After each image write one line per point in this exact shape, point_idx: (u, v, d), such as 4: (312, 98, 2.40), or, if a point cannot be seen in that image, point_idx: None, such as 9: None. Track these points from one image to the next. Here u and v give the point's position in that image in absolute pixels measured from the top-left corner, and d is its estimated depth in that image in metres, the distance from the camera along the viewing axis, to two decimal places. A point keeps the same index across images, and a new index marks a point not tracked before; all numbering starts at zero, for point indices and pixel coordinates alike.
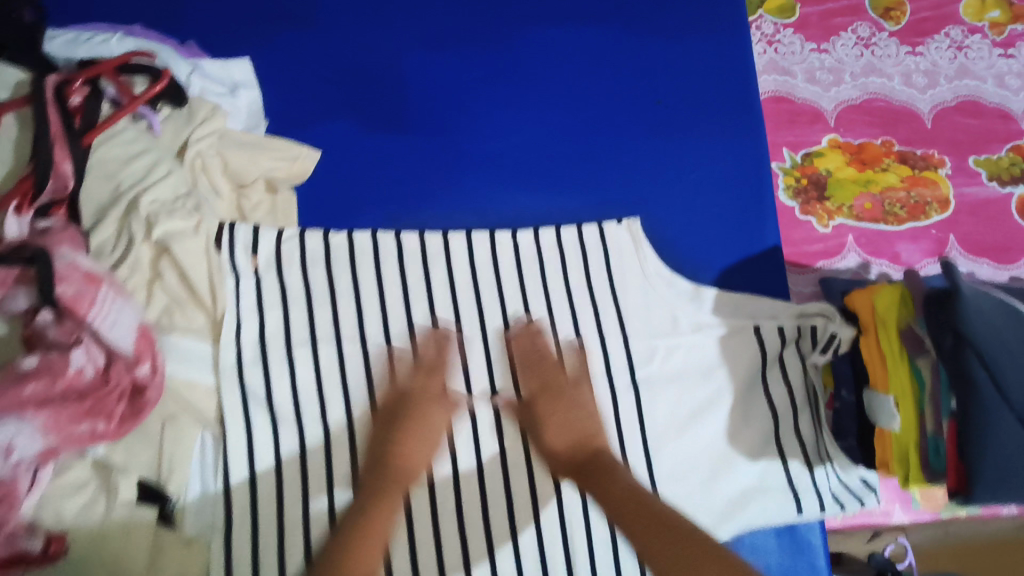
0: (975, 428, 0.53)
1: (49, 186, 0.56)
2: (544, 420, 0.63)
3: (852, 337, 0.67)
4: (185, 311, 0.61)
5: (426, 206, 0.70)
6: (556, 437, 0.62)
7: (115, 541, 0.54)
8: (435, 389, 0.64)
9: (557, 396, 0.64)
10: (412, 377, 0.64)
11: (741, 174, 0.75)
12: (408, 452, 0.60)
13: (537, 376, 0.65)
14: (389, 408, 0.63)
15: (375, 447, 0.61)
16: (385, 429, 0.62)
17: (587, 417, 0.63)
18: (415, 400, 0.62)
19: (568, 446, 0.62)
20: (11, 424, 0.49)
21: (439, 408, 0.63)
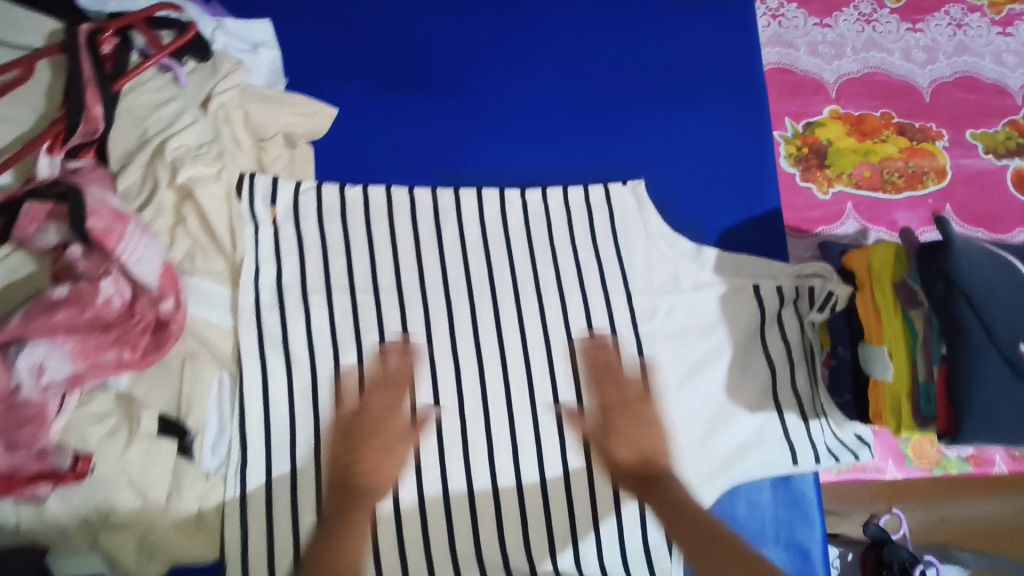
0: (963, 369, 0.55)
1: (80, 130, 0.59)
2: (615, 433, 0.65)
3: (848, 295, 0.69)
4: (206, 255, 0.63)
5: (439, 165, 0.72)
6: (627, 450, 0.65)
7: (137, 468, 0.56)
8: (391, 404, 0.64)
9: (630, 410, 0.67)
10: (366, 394, 0.64)
11: (743, 139, 0.77)
12: (369, 469, 0.62)
13: (610, 391, 0.67)
14: (348, 427, 0.63)
15: (339, 465, 0.62)
16: (346, 445, 0.63)
17: (653, 436, 0.66)
18: (372, 417, 0.63)
19: (635, 459, 0.64)
20: (42, 346, 0.51)
21: (397, 424, 0.64)
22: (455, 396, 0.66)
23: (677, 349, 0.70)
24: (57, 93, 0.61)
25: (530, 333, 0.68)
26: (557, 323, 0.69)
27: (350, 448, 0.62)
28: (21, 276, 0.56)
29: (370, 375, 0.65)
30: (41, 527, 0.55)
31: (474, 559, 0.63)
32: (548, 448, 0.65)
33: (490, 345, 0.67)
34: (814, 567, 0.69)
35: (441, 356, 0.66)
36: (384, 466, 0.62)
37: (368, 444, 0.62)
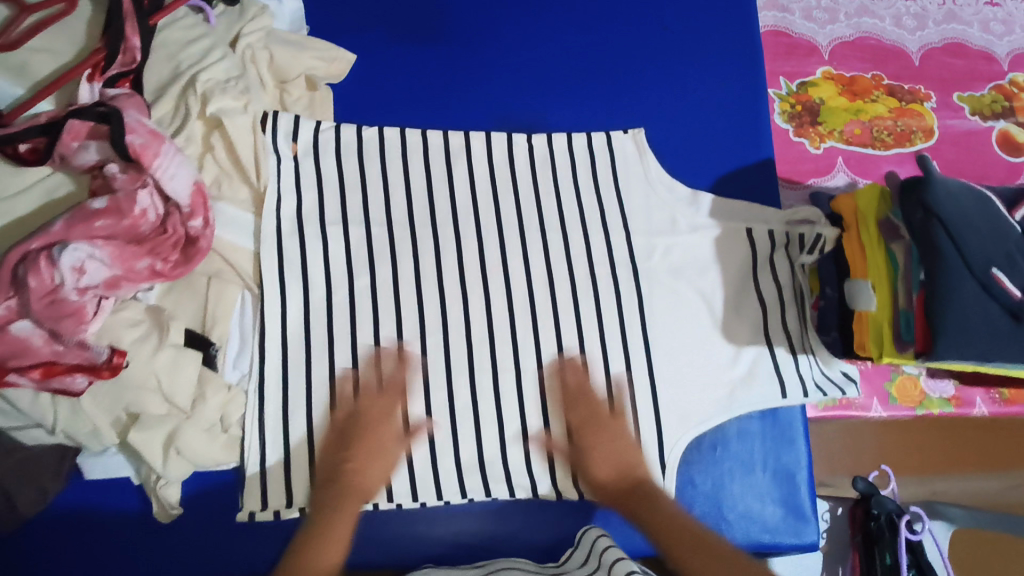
0: (941, 292, 0.59)
1: (119, 60, 0.63)
2: (589, 454, 0.67)
3: (836, 237, 0.73)
4: (232, 183, 0.68)
5: (449, 112, 0.77)
6: (601, 469, 0.67)
7: (165, 372, 0.60)
8: (382, 409, 0.66)
9: (600, 427, 0.68)
10: (359, 400, 0.66)
11: (738, 94, 0.81)
12: (363, 471, 0.64)
13: (580, 411, 0.68)
14: (340, 430, 0.65)
15: (325, 461, 0.64)
16: (337, 443, 0.65)
17: (629, 449, 0.68)
18: (365, 422, 0.65)
19: (613, 473, 0.67)
20: (83, 249, 0.55)
21: (388, 428, 0.66)
22: (462, 323, 0.69)
23: (676, 286, 0.73)
24: (96, 29, 0.66)
25: (534, 267, 0.72)
26: (560, 258, 0.72)
27: (343, 447, 0.64)
28: (60, 196, 0.62)
29: (285, 368, 0.66)
30: (75, 427, 0.59)
31: (477, 470, 0.67)
32: (549, 374, 0.69)
33: (495, 277, 0.71)
34: (800, 493, 0.73)
35: (449, 286, 0.70)
36: (374, 465, 0.64)
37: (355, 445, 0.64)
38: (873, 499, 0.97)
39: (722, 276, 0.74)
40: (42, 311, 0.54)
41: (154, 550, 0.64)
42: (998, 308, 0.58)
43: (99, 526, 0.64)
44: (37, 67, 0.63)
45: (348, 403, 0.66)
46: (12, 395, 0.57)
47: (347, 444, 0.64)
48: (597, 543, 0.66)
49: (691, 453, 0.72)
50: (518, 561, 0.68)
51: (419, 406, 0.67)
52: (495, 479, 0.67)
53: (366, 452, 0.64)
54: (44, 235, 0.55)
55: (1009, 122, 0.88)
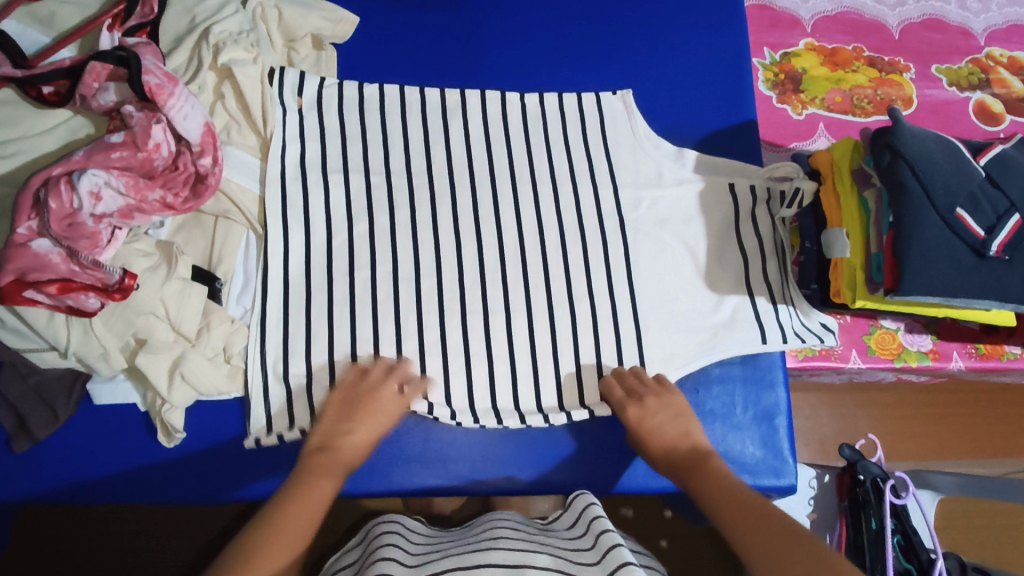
0: (908, 228, 0.62)
1: (137, 12, 0.68)
2: (642, 429, 0.68)
3: (813, 190, 0.75)
4: (241, 131, 0.72)
5: (447, 72, 0.81)
6: (655, 442, 0.68)
7: (172, 299, 0.64)
8: (386, 394, 0.66)
9: (650, 401, 0.69)
10: (361, 381, 0.66)
11: (722, 58, 0.85)
12: (355, 441, 0.64)
13: (628, 386, 0.70)
14: (340, 403, 0.66)
15: (326, 430, 0.64)
16: (331, 433, 0.64)
17: (679, 419, 0.69)
18: (364, 400, 0.66)
19: (669, 445, 0.68)
20: (100, 176, 0.59)
21: (386, 406, 0.66)
22: (455, 266, 0.72)
23: (661, 237, 0.77)
24: None
25: (525, 215, 0.75)
26: (549, 206, 0.75)
27: (338, 419, 0.65)
28: (80, 137, 0.67)
29: (287, 303, 0.69)
30: (85, 348, 0.61)
31: (468, 411, 0.69)
32: (538, 316, 0.72)
33: (487, 222, 0.74)
34: (779, 435, 0.76)
35: (443, 229, 0.73)
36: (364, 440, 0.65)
37: (349, 438, 0.64)
38: (859, 465, 0.94)
39: (707, 226, 0.78)
40: (60, 232, 0.58)
41: (160, 470, 0.67)
42: (961, 245, 0.62)
43: (105, 448, 0.67)
44: (63, 18, 0.69)
45: (349, 394, 0.66)
46: (29, 316, 0.60)
47: (344, 416, 0.65)
48: (586, 511, 0.69)
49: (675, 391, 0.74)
50: (505, 518, 0.72)
51: (413, 344, 0.69)
52: (483, 417, 0.70)
53: (360, 426, 0.65)
54: (65, 163, 0.60)
55: (986, 93, 0.91)
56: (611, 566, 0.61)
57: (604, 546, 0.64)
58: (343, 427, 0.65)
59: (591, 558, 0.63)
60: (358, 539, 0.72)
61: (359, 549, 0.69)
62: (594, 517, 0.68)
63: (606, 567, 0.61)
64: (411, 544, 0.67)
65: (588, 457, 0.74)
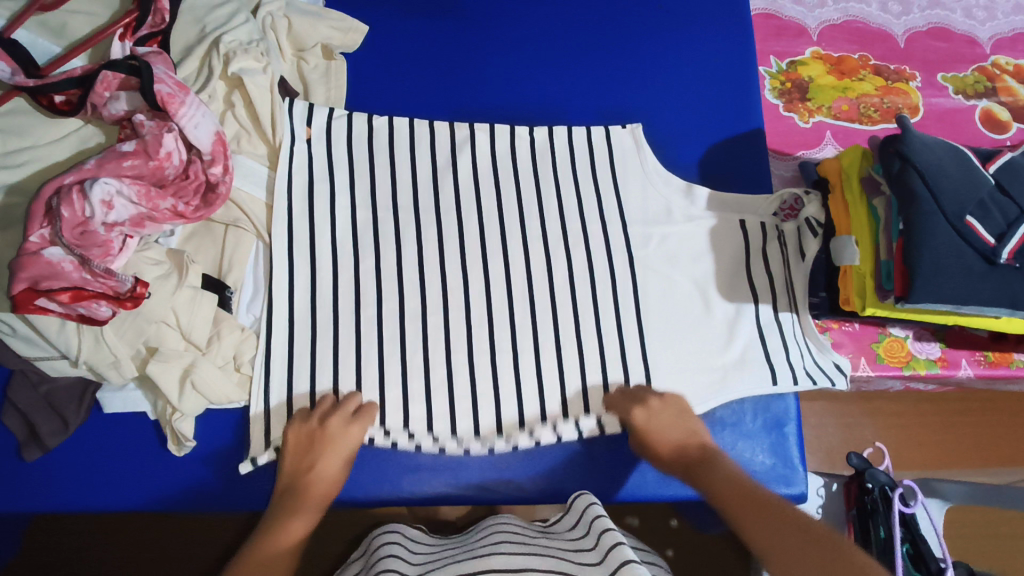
0: (918, 236, 0.62)
1: (150, 21, 0.68)
2: (648, 431, 0.68)
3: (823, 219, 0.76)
4: (251, 140, 0.73)
5: (456, 80, 0.82)
6: (662, 443, 0.68)
7: (183, 309, 0.64)
8: (334, 430, 0.64)
9: (654, 407, 0.68)
10: (315, 417, 0.64)
11: (729, 67, 0.86)
12: (316, 478, 0.63)
13: (632, 393, 0.70)
14: (298, 437, 0.64)
15: (292, 462, 0.64)
16: (296, 467, 0.64)
17: (685, 423, 0.68)
18: (318, 438, 0.64)
19: (675, 447, 0.67)
20: (113, 184, 0.59)
21: (337, 442, 0.64)
22: (461, 278, 0.72)
23: (666, 245, 0.77)
24: None
25: (529, 224, 0.75)
26: (555, 215, 0.76)
27: (298, 454, 0.64)
28: (91, 145, 0.67)
29: (293, 315, 0.68)
30: (97, 356, 0.62)
31: (470, 426, 0.69)
32: (544, 328, 0.72)
33: (492, 231, 0.74)
34: (789, 445, 0.75)
35: (449, 239, 0.73)
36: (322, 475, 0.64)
37: (310, 472, 0.64)
38: (866, 472, 0.92)
39: (717, 264, 0.77)
40: (72, 240, 0.57)
41: (165, 484, 0.67)
42: (973, 253, 0.62)
43: (110, 459, 0.67)
44: (75, 27, 0.69)
45: (305, 430, 0.64)
46: (40, 325, 0.60)
47: (304, 452, 0.64)
48: (588, 511, 0.68)
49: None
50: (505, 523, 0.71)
51: (418, 359, 0.69)
52: (486, 430, 0.69)
53: (316, 462, 0.64)
54: (77, 171, 0.60)
55: (992, 101, 0.91)
56: (612, 566, 0.60)
57: (605, 546, 0.63)
58: (303, 465, 0.64)
59: (593, 558, 0.62)
60: (361, 552, 0.71)
61: (363, 562, 0.69)
62: (595, 515, 0.66)
63: (608, 566, 0.60)
64: (412, 554, 0.67)
65: (593, 470, 0.73)
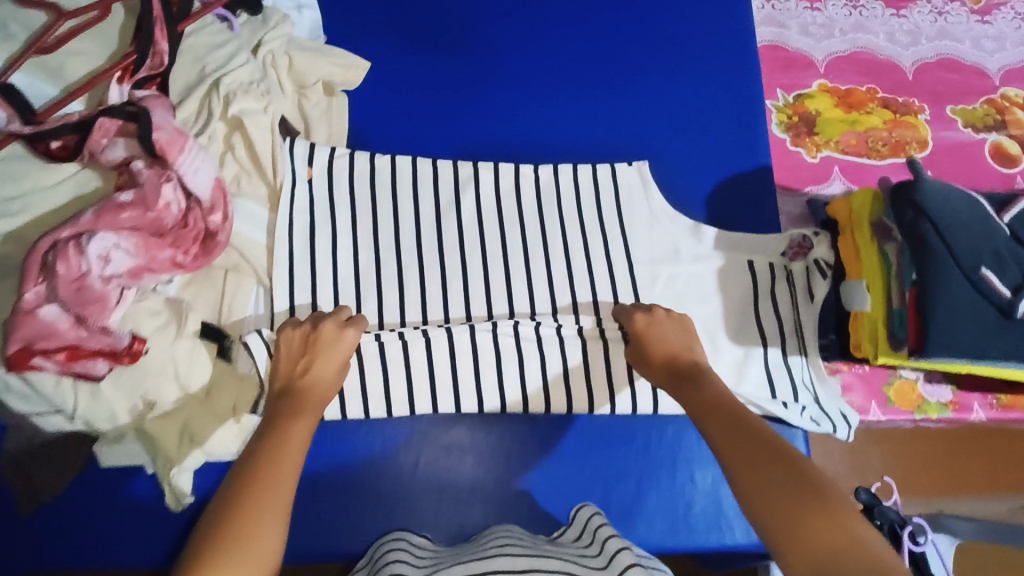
0: (932, 286, 0.61)
1: (148, 63, 0.66)
2: (647, 337, 0.68)
3: (832, 261, 0.75)
4: (251, 181, 0.71)
5: (458, 117, 0.80)
6: (658, 350, 0.67)
7: (183, 359, 0.62)
8: (328, 333, 0.64)
9: (657, 316, 0.69)
10: (309, 323, 0.65)
11: (736, 102, 0.85)
12: (307, 377, 0.62)
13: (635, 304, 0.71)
14: (292, 339, 0.64)
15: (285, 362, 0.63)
16: (287, 369, 0.63)
17: (684, 337, 0.68)
18: (314, 339, 0.64)
19: (670, 356, 0.67)
20: (111, 237, 0.58)
21: (326, 344, 0.64)
22: (466, 322, 0.71)
23: (673, 286, 0.75)
24: (128, 33, 0.70)
25: (534, 266, 0.74)
26: (561, 257, 0.75)
27: (292, 356, 0.63)
28: (89, 190, 0.65)
29: None
30: (94, 412, 0.60)
31: None
32: (553, 373, 0.71)
33: (496, 274, 0.73)
34: None
35: (453, 284, 0.72)
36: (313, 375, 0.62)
37: (302, 375, 0.62)
38: (875, 509, 0.88)
39: (725, 304, 0.76)
40: (68, 297, 0.56)
41: (164, 537, 0.66)
42: (988, 307, 0.60)
43: (110, 511, 0.66)
44: (72, 69, 0.67)
45: (300, 333, 0.64)
46: (35, 380, 0.58)
47: (296, 352, 0.64)
48: (591, 521, 0.66)
49: (679, 425, 0.74)
50: (508, 529, 0.67)
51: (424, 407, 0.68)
52: None
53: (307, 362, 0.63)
54: (73, 225, 0.57)
55: (1002, 134, 0.90)
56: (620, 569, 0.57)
57: (611, 551, 0.60)
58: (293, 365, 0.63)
59: (597, 563, 0.59)
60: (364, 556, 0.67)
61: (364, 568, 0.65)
62: (598, 525, 0.65)
63: (615, 569, 0.57)
64: (416, 560, 0.63)
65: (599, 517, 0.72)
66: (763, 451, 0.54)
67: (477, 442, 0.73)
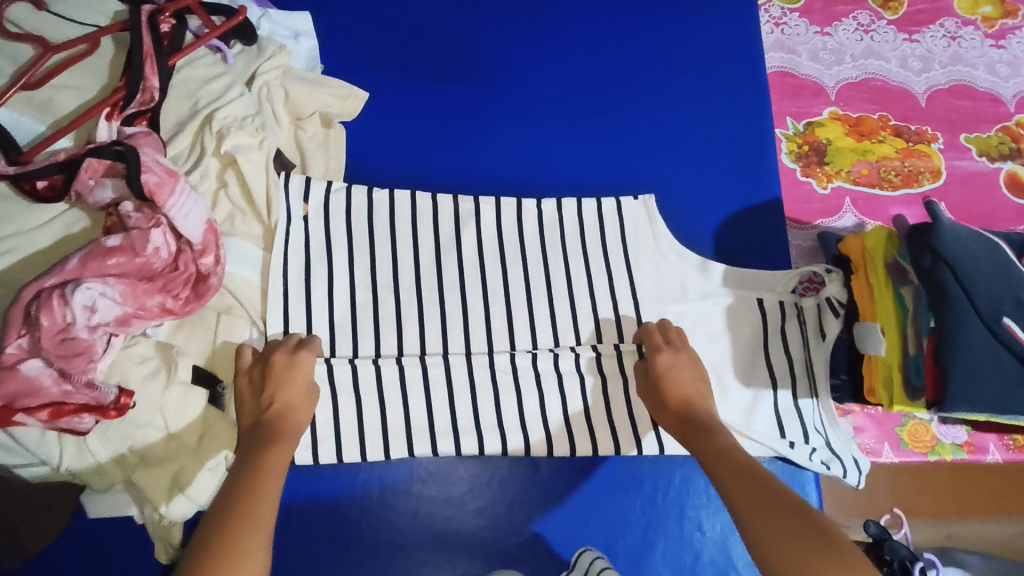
0: (951, 336, 0.59)
1: (138, 98, 0.64)
2: (663, 373, 0.67)
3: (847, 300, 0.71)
4: (245, 219, 0.69)
5: (459, 148, 0.78)
6: (673, 389, 0.66)
7: (172, 408, 0.60)
8: (284, 359, 0.63)
9: (677, 353, 0.68)
10: (272, 350, 0.64)
11: (745, 131, 0.82)
12: (278, 410, 0.61)
13: (654, 337, 0.69)
14: (253, 370, 0.63)
15: (251, 394, 0.62)
16: (255, 404, 0.62)
17: (698, 379, 0.67)
18: (274, 368, 0.63)
19: (682, 397, 0.65)
20: (96, 286, 0.55)
21: (288, 372, 0.63)
22: (466, 365, 0.68)
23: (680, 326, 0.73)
24: (119, 68, 0.67)
25: (537, 305, 0.72)
26: (565, 297, 0.72)
27: (258, 388, 0.62)
28: (76, 231, 0.63)
29: None
30: (81, 463, 0.58)
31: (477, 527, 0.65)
32: (554, 416, 0.69)
33: (498, 314, 0.71)
34: None
35: (453, 324, 0.70)
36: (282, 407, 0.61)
37: (269, 408, 0.61)
38: (886, 545, 0.79)
39: (733, 345, 0.73)
40: (52, 349, 0.54)
41: None
42: (1009, 356, 0.58)
43: (100, 563, 0.64)
44: (60, 103, 0.65)
45: (260, 363, 0.63)
46: (19, 433, 0.56)
47: (262, 384, 0.62)
48: (593, 565, 0.64)
49: (686, 470, 0.72)
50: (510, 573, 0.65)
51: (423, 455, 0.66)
52: None
53: (275, 393, 0.62)
54: (58, 273, 0.55)
55: (1017, 163, 0.87)
56: None
57: None
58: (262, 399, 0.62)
59: None
60: None
61: None
62: (602, 568, 0.63)
63: None
64: None
65: None
66: (772, 501, 0.53)
67: (479, 489, 0.70)
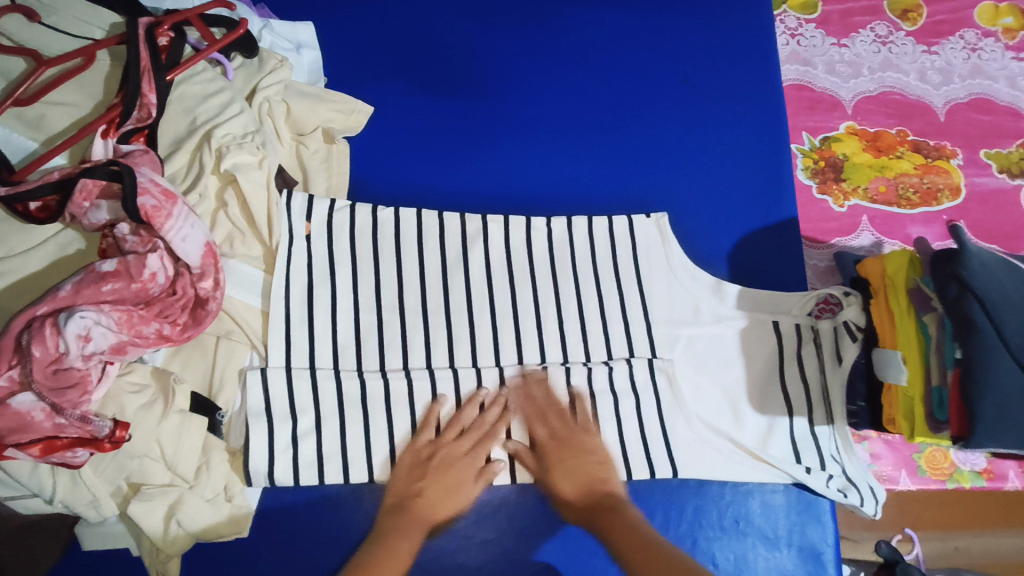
0: (978, 369, 0.57)
1: (134, 115, 0.61)
2: (553, 467, 0.66)
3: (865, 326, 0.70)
4: (245, 240, 0.66)
5: (465, 164, 0.76)
6: (567, 483, 0.66)
7: (169, 439, 0.58)
8: (461, 451, 0.65)
9: (567, 441, 0.66)
10: (448, 431, 0.66)
11: (761, 147, 0.80)
12: (428, 502, 0.64)
13: (547, 422, 0.67)
14: (421, 455, 0.65)
15: (408, 478, 0.64)
16: (405, 490, 0.64)
17: (598, 462, 0.66)
18: (443, 460, 0.65)
19: (579, 490, 0.65)
20: (89, 315, 0.52)
21: (465, 469, 0.65)
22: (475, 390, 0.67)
23: (694, 350, 0.71)
24: (115, 83, 0.65)
25: (547, 328, 0.69)
26: (576, 320, 0.70)
27: (419, 473, 0.65)
28: (70, 253, 0.60)
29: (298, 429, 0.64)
30: (75, 496, 0.56)
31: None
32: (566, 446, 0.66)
33: (507, 338, 0.68)
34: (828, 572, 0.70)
35: (460, 349, 0.67)
36: (440, 501, 0.65)
37: (417, 499, 0.64)
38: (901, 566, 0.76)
39: (747, 371, 0.71)
40: (45, 381, 0.51)
41: None
42: None
43: None
44: (54, 120, 0.63)
45: (435, 449, 0.65)
46: (10, 467, 0.54)
47: (422, 471, 0.65)
48: None
49: (699, 499, 0.70)
50: None
51: None
52: None
53: (436, 484, 0.65)
54: (51, 300, 0.53)
55: None
56: None
57: None
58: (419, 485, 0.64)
59: None
60: None
61: None
62: None
63: None
64: None
65: None
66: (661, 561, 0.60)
67: (486, 521, 0.67)
